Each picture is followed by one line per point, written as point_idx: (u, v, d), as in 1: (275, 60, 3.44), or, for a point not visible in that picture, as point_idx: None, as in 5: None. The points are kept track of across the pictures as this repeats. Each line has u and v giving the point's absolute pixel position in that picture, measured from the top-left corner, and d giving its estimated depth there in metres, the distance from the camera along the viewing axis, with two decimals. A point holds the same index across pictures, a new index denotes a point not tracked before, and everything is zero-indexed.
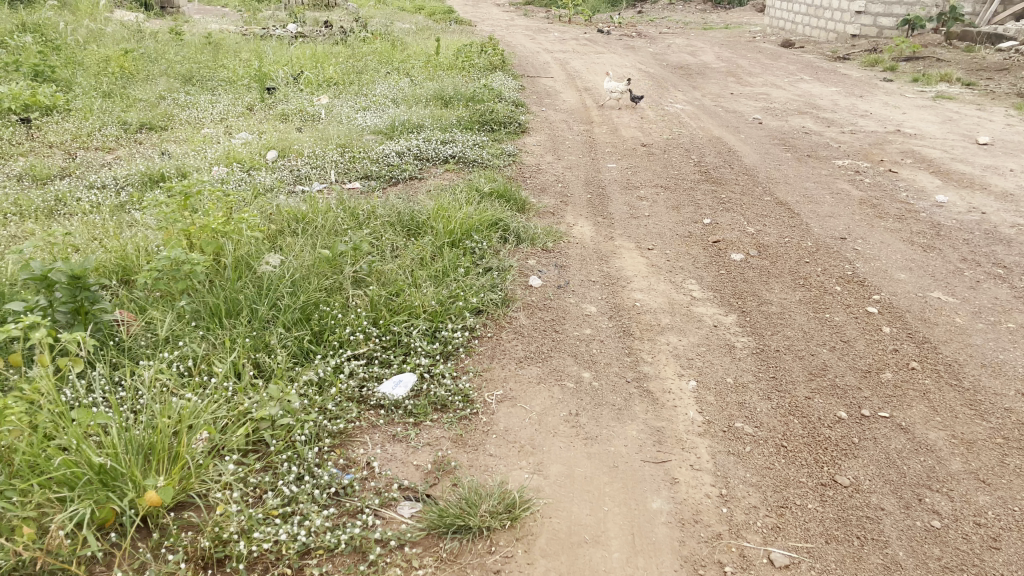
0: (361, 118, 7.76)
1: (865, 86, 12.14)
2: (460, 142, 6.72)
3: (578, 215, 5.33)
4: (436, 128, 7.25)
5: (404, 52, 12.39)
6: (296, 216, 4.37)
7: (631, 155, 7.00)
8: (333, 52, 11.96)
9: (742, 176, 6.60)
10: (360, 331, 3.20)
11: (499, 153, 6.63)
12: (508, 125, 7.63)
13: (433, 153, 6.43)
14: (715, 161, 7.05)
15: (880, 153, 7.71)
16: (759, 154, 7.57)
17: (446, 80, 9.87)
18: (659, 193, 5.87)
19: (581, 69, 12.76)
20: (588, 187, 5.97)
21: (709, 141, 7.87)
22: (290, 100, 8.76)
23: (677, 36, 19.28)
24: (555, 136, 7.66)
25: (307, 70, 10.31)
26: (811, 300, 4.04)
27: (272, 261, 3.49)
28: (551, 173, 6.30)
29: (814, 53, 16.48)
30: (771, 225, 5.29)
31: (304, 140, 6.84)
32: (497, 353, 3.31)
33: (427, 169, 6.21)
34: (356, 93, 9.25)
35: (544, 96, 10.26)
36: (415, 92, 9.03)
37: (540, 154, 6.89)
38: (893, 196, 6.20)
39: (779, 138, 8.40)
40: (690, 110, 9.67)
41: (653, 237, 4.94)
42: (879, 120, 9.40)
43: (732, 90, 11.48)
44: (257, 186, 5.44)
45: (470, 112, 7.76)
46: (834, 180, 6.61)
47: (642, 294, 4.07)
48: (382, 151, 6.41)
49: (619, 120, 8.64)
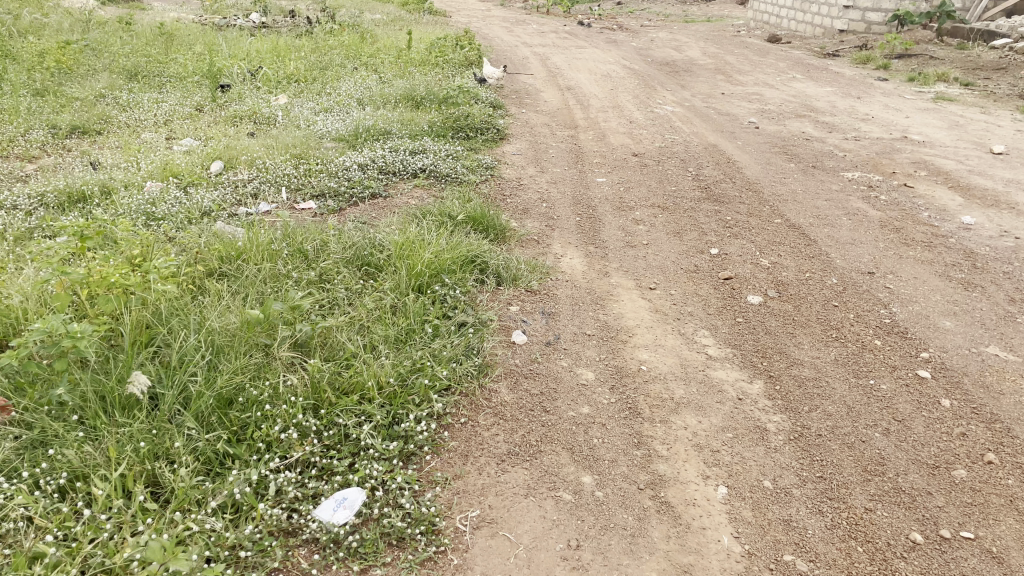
0: (320, 122, 6.99)
1: (860, 86, 11.56)
2: (431, 153, 6.00)
3: (566, 243, 4.64)
4: (405, 135, 6.51)
5: (372, 45, 11.61)
6: (228, 255, 3.64)
7: (622, 168, 6.31)
8: (296, 45, 11.15)
9: (746, 193, 5.94)
10: (293, 427, 2.47)
11: (476, 165, 5.92)
12: (485, 131, 6.91)
13: (401, 167, 5.70)
14: (715, 174, 6.38)
15: (890, 164, 7.09)
16: (761, 164, 6.91)
17: (417, 78, 9.10)
18: (655, 214, 5.19)
19: (562, 65, 12.05)
20: (576, 207, 5.29)
21: (705, 149, 7.21)
22: (245, 101, 7.97)
23: (660, 30, 18.62)
24: (537, 144, 6.95)
25: (266, 66, 9.48)
26: (848, 361, 3.38)
27: (140, 382, 2.49)
28: (533, 190, 5.60)
29: (803, 49, 15.90)
30: (787, 255, 4.63)
31: (253, 149, 6.06)
32: (474, 448, 2.60)
33: (394, 185, 5.49)
34: (319, 92, 8.48)
35: (524, 96, 9.52)
36: (383, 92, 8.28)
37: (521, 166, 6.18)
38: (914, 217, 5.57)
39: (778, 145, 7.77)
40: (681, 112, 9.02)
41: (654, 274, 4.26)
42: (882, 125, 8.80)
43: (723, 89, 10.83)
44: (193, 209, 4.68)
45: (443, 116, 7.03)
46: (847, 197, 5.98)
47: (647, 353, 3.39)
48: (342, 164, 5.68)
49: (605, 125, 7.95)
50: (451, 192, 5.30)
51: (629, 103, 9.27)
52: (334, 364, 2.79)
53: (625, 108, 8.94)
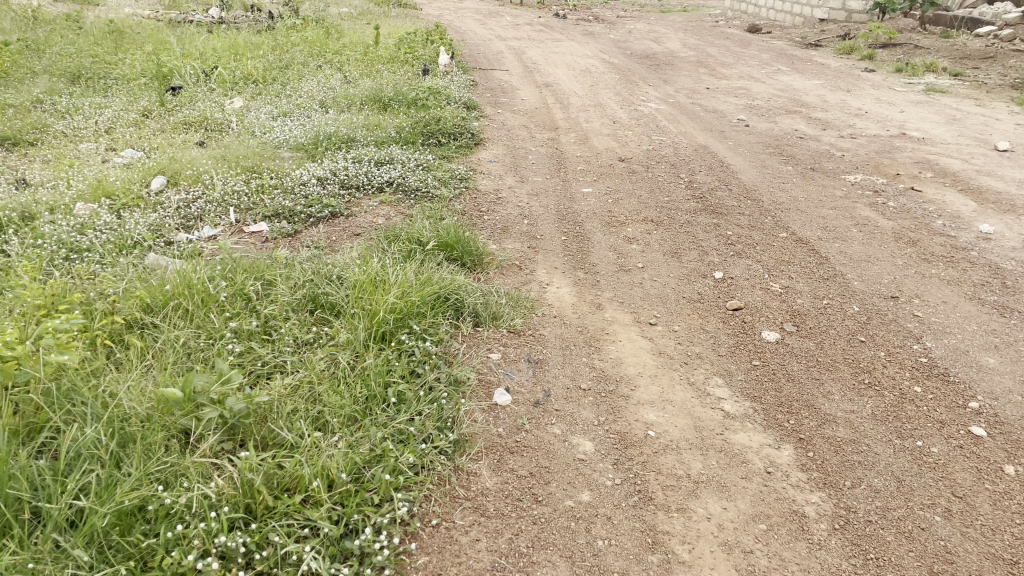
0: (278, 129, 6.38)
1: (848, 77, 11.13)
2: (399, 164, 5.43)
3: (552, 269, 4.11)
4: (371, 142, 5.93)
5: (338, 41, 10.99)
6: (153, 303, 3.04)
7: (609, 176, 5.79)
8: (256, 42, 10.50)
9: (745, 202, 5.45)
10: (214, 551, 1.93)
11: (448, 177, 5.36)
12: (458, 136, 6.35)
13: (365, 181, 5.13)
14: (708, 180, 5.88)
15: (891, 164, 6.64)
16: (756, 167, 6.43)
17: (384, 78, 8.50)
18: (649, 231, 4.68)
19: (538, 60, 11.50)
20: (560, 224, 4.76)
21: (695, 152, 6.71)
22: (197, 105, 7.34)
23: (636, 20, 18.12)
24: (514, 150, 6.41)
25: (222, 66, 8.82)
26: (888, 415, 2.88)
27: None
28: (513, 205, 5.06)
29: (784, 39, 15.47)
30: (799, 277, 4.14)
31: (200, 161, 5.45)
32: (449, 566, 2.07)
33: (357, 201, 4.92)
34: (278, 94, 7.86)
35: (499, 94, 8.95)
36: (347, 93, 7.69)
37: (498, 176, 5.64)
38: (928, 226, 5.12)
39: (772, 144, 7.30)
40: (666, 110, 8.51)
41: (653, 305, 3.74)
42: (877, 120, 8.36)
43: (707, 84, 10.35)
44: (124, 238, 4.09)
45: (411, 120, 6.46)
46: (853, 204, 5.51)
47: (654, 411, 2.86)
48: (299, 178, 5.09)
49: (588, 126, 7.42)
50: (423, 211, 4.74)
51: (611, 100, 8.74)
52: (272, 454, 2.24)
53: (607, 106, 8.41)
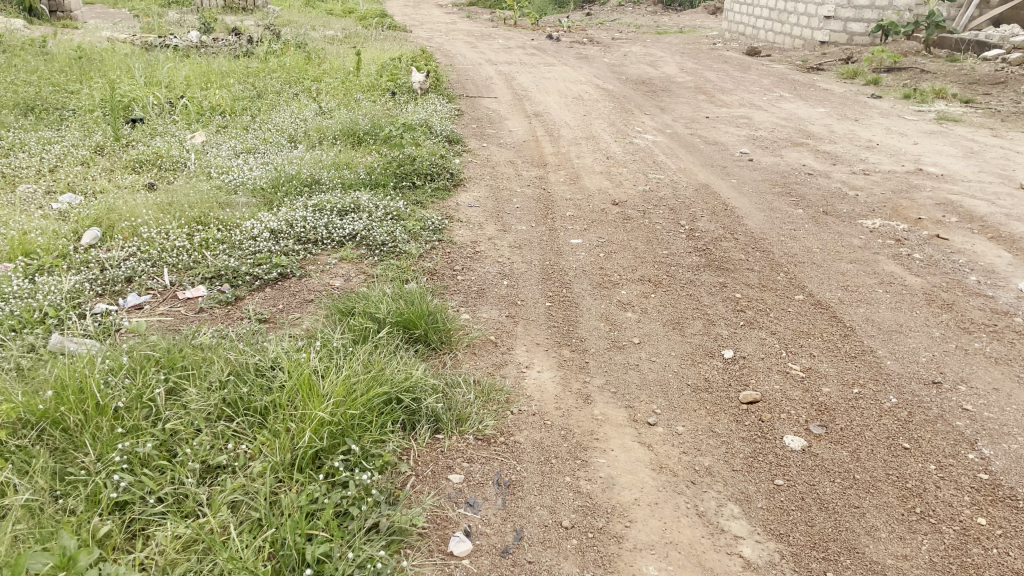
0: (237, 169, 5.79)
1: (854, 104, 10.62)
2: (365, 212, 4.83)
3: (533, 346, 3.51)
4: (337, 186, 5.35)
5: (318, 66, 10.47)
6: (27, 417, 2.45)
7: (601, 223, 5.22)
8: (230, 67, 9.96)
9: (753, 254, 4.87)
10: None
11: (420, 227, 4.76)
12: (436, 177, 5.77)
13: (324, 233, 4.53)
14: (711, 227, 5.30)
15: (910, 206, 6.08)
16: (763, 210, 5.86)
17: (362, 109, 7.95)
18: (646, 294, 4.09)
19: (530, 87, 10.97)
20: (545, 285, 4.17)
21: (696, 192, 6.14)
22: (154, 141, 6.77)
23: (632, 43, 17.65)
24: (497, 192, 5.84)
25: (188, 96, 8.27)
26: (950, 565, 2.28)
27: None
28: (491, 260, 4.47)
29: (784, 63, 15.00)
30: (822, 356, 3.54)
31: (141, 207, 4.84)
32: None
33: (313, 259, 4.32)
34: (245, 127, 7.30)
35: (485, 125, 8.41)
36: (319, 127, 7.12)
37: (478, 225, 5.06)
38: (961, 283, 4.54)
39: (778, 182, 6.74)
40: (663, 143, 7.96)
41: (652, 396, 3.13)
42: (890, 153, 7.81)
43: (707, 112, 9.82)
44: (30, 309, 3.47)
45: (384, 159, 5.89)
46: (874, 256, 4.93)
47: (655, 562, 2.25)
48: (250, 230, 4.49)
49: (579, 162, 6.85)
50: (388, 272, 4.14)
51: (605, 131, 8.19)
52: None
53: (600, 138, 7.86)
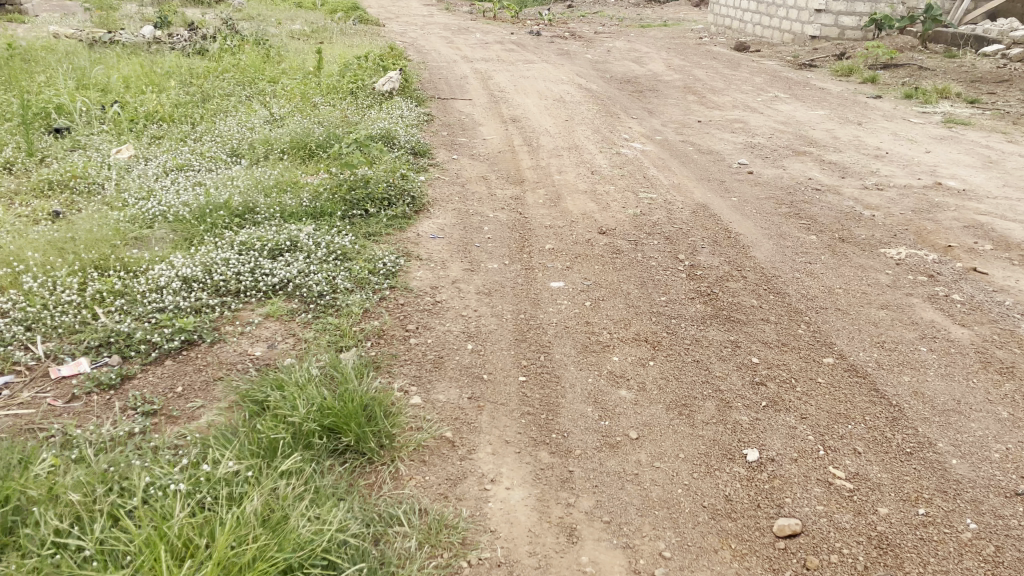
0: (160, 193, 4.95)
1: (855, 105, 9.92)
2: (303, 252, 4.01)
3: (501, 446, 2.71)
4: (274, 216, 4.52)
5: (276, 65, 9.62)
6: None
7: (586, 260, 4.43)
8: (178, 66, 9.08)
9: (767, 297, 4.10)
10: None
11: (368, 270, 3.94)
12: (393, 203, 4.97)
13: (249, 282, 3.71)
14: (715, 262, 4.53)
15: (936, 230, 5.36)
16: (770, 237, 5.10)
17: (317, 117, 7.13)
18: (644, 362, 3.30)
19: (507, 87, 10.16)
20: (519, 349, 3.37)
21: (694, 216, 5.38)
22: (72, 156, 5.90)
23: (615, 37, 16.86)
24: (466, 219, 5.06)
25: (124, 101, 7.40)
26: None
27: None
28: (453, 313, 3.67)
29: (775, 58, 14.28)
30: (869, 454, 2.78)
31: (30, 245, 4.00)
32: None
33: (231, 316, 3.50)
34: (181, 141, 6.45)
35: (457, 133, 7.62)
36: (265, 141, 6.29)
37: (440, 264, 4.27)
38: (1017, 335, 3.80)
39: (785, 200, 5.99)
40: (653, 153, 7.20)
41: (658, 530, 2.35)
42: (902, 162, 7.09)
43: (698, 115, 9.07)
44: None
45: (332, 179, 5.07)
46: (907, 298, 4.19)
47: None
48: (156, 278, 3.66)
49: (560, 178, 6.07)
50: (324, 336, 3.33)
51: (589, 140, 7.42)
52: None
53: (584, 148, 7.08)
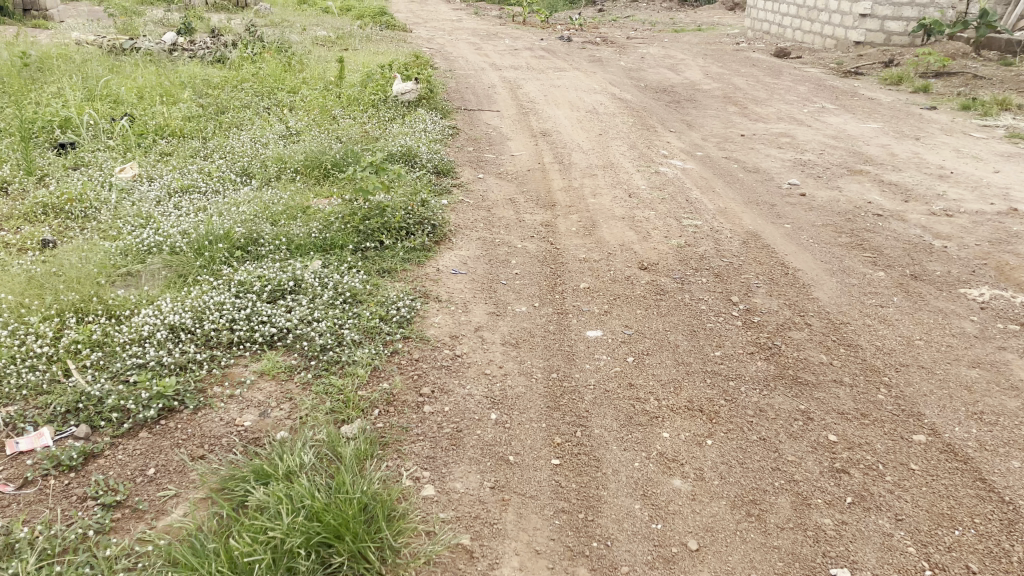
0: (159, 220, 4.52)
1: (909, 118, 9.29)
2: (307, 295, 3.55)
3: (530, 560, 2.21)
4: (278, 250, 4.08)
5: (297, 75, 9.25)
6: None
7: (626, 302, 3.93)
8: (195, 76, 8.73)
9: (838, 352, 3.57)
10: None
11: (379, 317, 3.46)
12: (412, 233, 4.50)
13: (243, 332, 3.25)
14: (773, 306, 3.99)
15: (1020, 265, 4.77)
16: (833, 273, 4.55)
17: (335, 131, 6.70)
18: (700, 441, 2.78)
19: (537, 97, 9.68)
20: (552, 419, 2.88)
21: (745, 247, 4.85)
22: (72, 175, 5.50)
23: (649, 43, 16.30)
24: (492, 250, 4.58)
25: (135, 114, 7.04)
26: None
27: None
28: (475, 371, 3.18)
29: (819, 65, 13.63)
30: (987, 575, 2.24)
31: (7, 284, 3.58)
32: None
33: (221, 374, 3.04)
34: (189, 157, 6.04)
35: (484, 148, 7.15)
36: (278, 159, 5.87)
37: (462, 307, 3.79)
38: None
39: (844, 227, 5.43)
40: (695, 171, 6.68)
41: None
42: (970, 184, 6.48)
43: (741, 128, 8.51)
44: None
45: (345, 205, 4.62)
46: (1001, 354, 3.63)
47: None
48: (139, 327, 3.22)
49: (595, 202, 5.57)
50: (323, 404, 2.86)
51: (625, 157, 6.91)
52: None
53: (620, 166, 6.58)
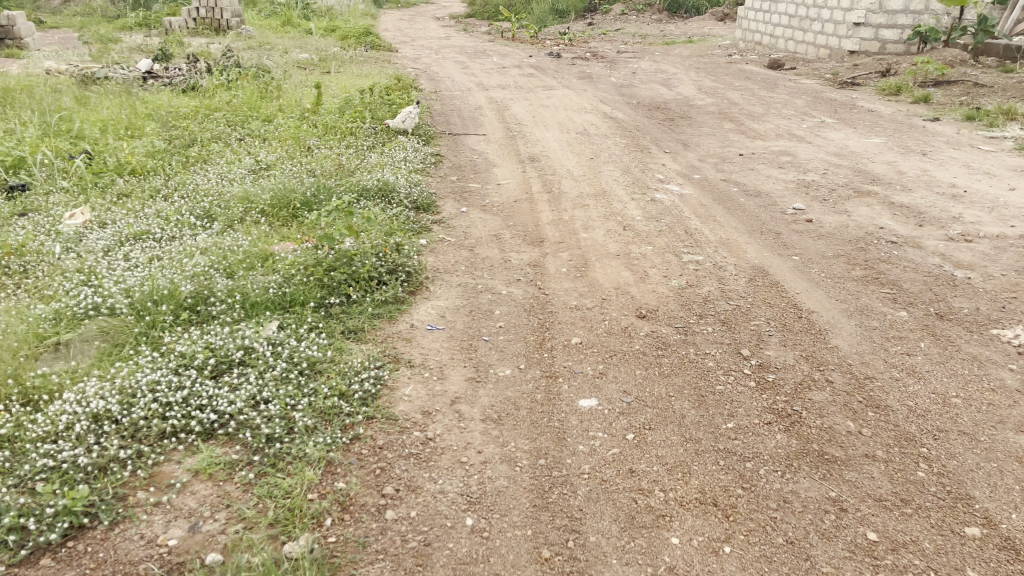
0: (103, 275, 4.08)
1: (914, 131, 8.89)
2: (256, 368, 3.10)
3: None
4: (231, 311, 3.63)
5: (273, 102, 8.83)
6: None
7: (623, 361, 3.47)
8: (164, 106, 8.31)
9: (868, 416, 3.11)
10: None
11: (338, 394, 3.01)
12: (383, 283, 4.05)
13: (178, 421, 2.81)
14: (789, 359, 3.55)
15: None
16: (851, 314, 4.11)
17: (307, 165, 6.27)
18: (714, 549, 2.34)
19: (525, 118, 9.28)
20: (538, 524, 2.42)
21: (752, 286, 4.41)
22: (18, 222, 5.07)
23: (640, 56, 15.94)
24: (473, 299, 4.13)
25: (95, 150, 6.61)
26: None
27: None
28: (449, 459, 2.73)
29: (815, 76, 13.25)
30: None
31: None
32: None
33: (148, 477, 2.60)
34: (148, 198, 5.61)
35: (468, 177, 6.72)
36: (242, 198, 5.43)
37: (438, 372, 3.33)
38: None
39: (857, 257, 5.00)
40: (693, 197, 6.25)
41: None
42: (987, 204, 6.05)
43: (739, 147, 8.10)
44: None
45: (308, 251, 4.16)
46: None
47: None
48: (56, 418, 2.77)
49: (586, 237, 5.14)
50: (265, 514, 2.41)
51: (618, 183, 6.48)
52: None
53: (612, 194, 6.15)
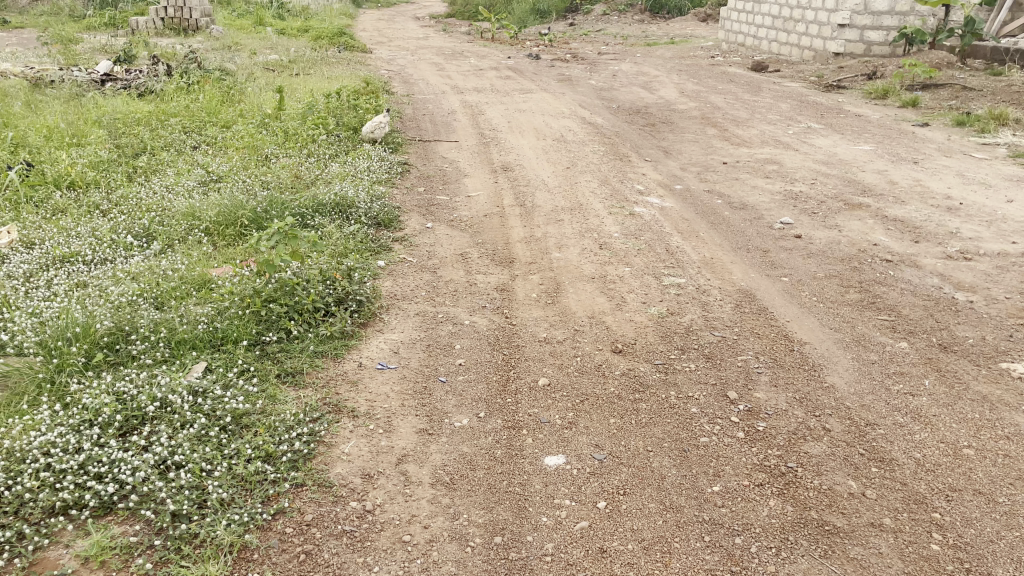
0: (15, 307, 3.63)
1: (902, 137, 8.58)
2: (170, 425, 2.68)
3: None
4: (152, 352, 3.20)
5: (233, 107, 8.37)
6: None
7: (596, 407, 3.08)
8: (115, 111, 7.84)
9: (872, 473, 2.74)
10: None
11: (263, 455, 2.60)
12: (331, 316, 3.64)
13: (70, 494, 2.38)
14: (781, 402, 3.17)
15: None
16: (847, 345, 3.74)
17: (261, 176, 5.83)
18: None
19: (499, 124, 8.88)
20: None
21: (739, 312, 4.03)
22: None
23: (621, 58, 15.59)
24: (432, 330, 3.73)
25: (33, 160, 6.14)
26: None
27: None
28: (389, 538, 2.33)
29: (799, 79, 12.95)
30: None
31: None
32: None
33: (25, 567, 2.17)
34: (84, 214, 5.16)
35: (435, 188, 6.31)
36: (185, 215, 4.99)
37: (384, 424, 2.93)
38: None
39: (850, 278, 4.64)
40: (675, 210, 5.88)
41: None
42: (984, 217, 5.72)
43: (722, 154, 7.75)
44: None
45: (245, 277, 3.74)
46: None
47: None
48: None
49: (559, 257, 4.76)
50: None
51: (595, 195, 6.10)
52: None
53: (589, 207, 5.77)
